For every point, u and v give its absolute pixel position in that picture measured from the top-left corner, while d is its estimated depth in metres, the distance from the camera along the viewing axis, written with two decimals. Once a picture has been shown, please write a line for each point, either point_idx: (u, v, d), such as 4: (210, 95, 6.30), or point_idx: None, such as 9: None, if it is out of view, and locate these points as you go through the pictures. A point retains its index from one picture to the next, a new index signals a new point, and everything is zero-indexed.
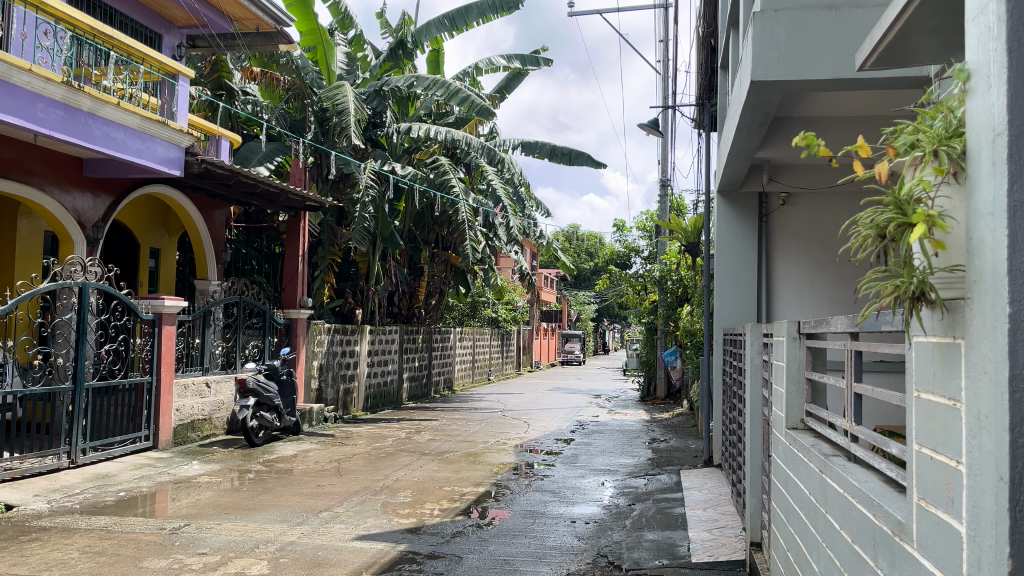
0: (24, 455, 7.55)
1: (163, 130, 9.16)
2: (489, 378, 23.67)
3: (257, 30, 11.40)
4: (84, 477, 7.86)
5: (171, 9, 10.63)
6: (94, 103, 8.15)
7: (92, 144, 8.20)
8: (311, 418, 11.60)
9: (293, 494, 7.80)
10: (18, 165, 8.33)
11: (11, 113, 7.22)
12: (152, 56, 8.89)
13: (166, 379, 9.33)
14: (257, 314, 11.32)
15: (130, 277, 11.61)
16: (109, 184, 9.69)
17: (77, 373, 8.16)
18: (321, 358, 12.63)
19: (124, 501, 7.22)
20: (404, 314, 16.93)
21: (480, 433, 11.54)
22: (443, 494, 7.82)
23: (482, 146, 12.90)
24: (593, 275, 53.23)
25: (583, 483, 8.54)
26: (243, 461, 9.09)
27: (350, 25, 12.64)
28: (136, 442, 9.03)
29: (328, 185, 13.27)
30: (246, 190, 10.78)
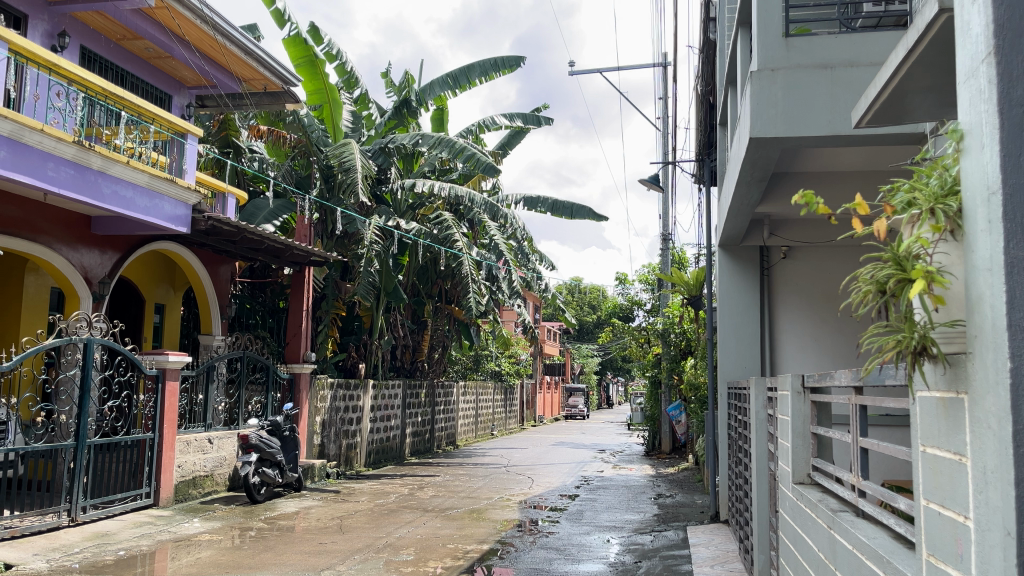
0: (23, 514, 7.50)
1: (172, 187, 9.30)
2: (493, 433, 23.46)
3: (265, 90, 11.67)
4: (85, 536, 7.79)
5: (181, 71, 10.88)
6: (105, 161, 8.30)
7: (101, 202, 8.31)
8: (314, 474, 11.48)
9: (294, 552, 7.70)
10: (26, 223, 8.42)
11: (22, 172, 7.36)
12: (161, 115, 9.08)
13: (169, 436, 9.28)
14: (260, 369, 11.31)
15: (135, 332, 11.63)
16: (117, 241, 9.79)
17: (80, 430, 8.14)
18: (324, 414, 12.56)
19: (123, 561, 7.14)
20: (408, 368, 16.81)
21: (484, 489, 11.41)
22: (446, 552, 7.72)
23: (484, 203, 13.01)
24: (597, 327, 53.15)
25: (588, 540, 8.41)
26: (245, 519, 8.97)
27: (356, 84, 12.88)
28: (137, 500, 8.94)
29: (333, 240, 13.27)
30: (252, 245, 10.87)
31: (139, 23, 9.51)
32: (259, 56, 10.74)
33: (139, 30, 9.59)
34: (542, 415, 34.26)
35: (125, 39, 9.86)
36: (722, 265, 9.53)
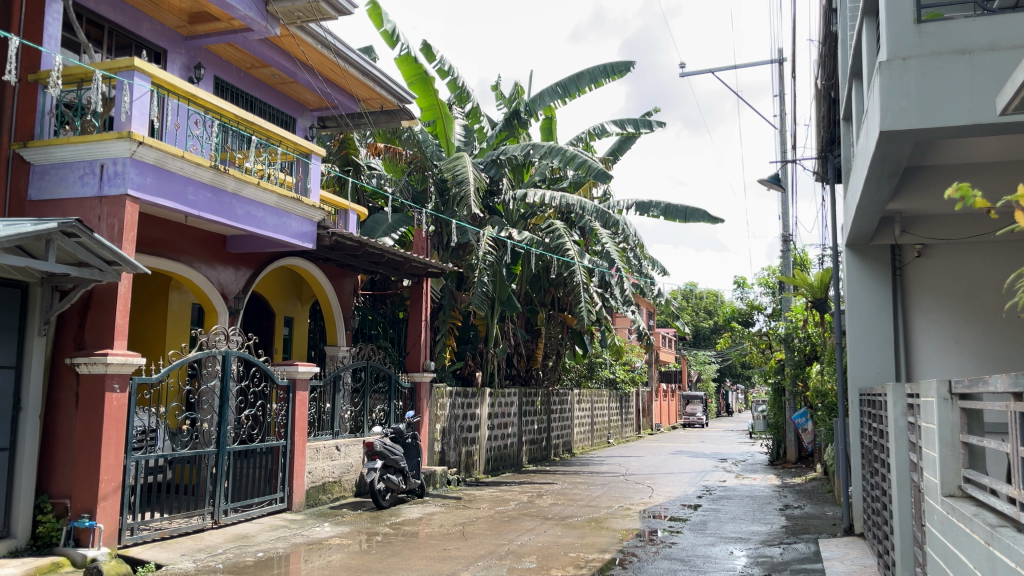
0: (172, 516, 8.11)
1: (299, 206, 9.74)
2: (609, 441, 23.25)
3: (382, 109, 12.12)
4: (227, 538, 8.29)
5: (304, 94, 11.39)
6: (239, 183, 8.78)
7: (235, 223, 8.80)
8: (435, 481, 11.71)
9: (420, 557, 7.92)
10: (170, 245, 9.01)
11: (166, 197, 7.91)
12: (287, 137, 9.53)
13: (299, 443, 9.70)
14: (383, 378, 11.67)
15: (267, 344, 12.22)
16: (250, 259, 10.35)
17: (220, 437, 8.67)
18: (444, 421, 12.80)
19: (262, 562, 7.64)
20: (523, 377, 16.83)
21: (603, 497, 11.32)
22: (568, 561, 7.73)
23: (596, 210, 12.93)
24: (712, 333, 51.82)
25: (713, 551, 8.21)
26: (372, 524, 9.26)
27: (467, 98, 13.10)
28: (272, 504, 9.38)
29: (449, 252, 13.52)
30: (373, 259, 11.25)
31: (267, 52, 10.06)
32: (376, 76, 11.15)
33: (265, 58, 10.13)
34: (658, 423, 33.68)
35: (254, 68, 10.43)
36: (850, 266, 9.04)
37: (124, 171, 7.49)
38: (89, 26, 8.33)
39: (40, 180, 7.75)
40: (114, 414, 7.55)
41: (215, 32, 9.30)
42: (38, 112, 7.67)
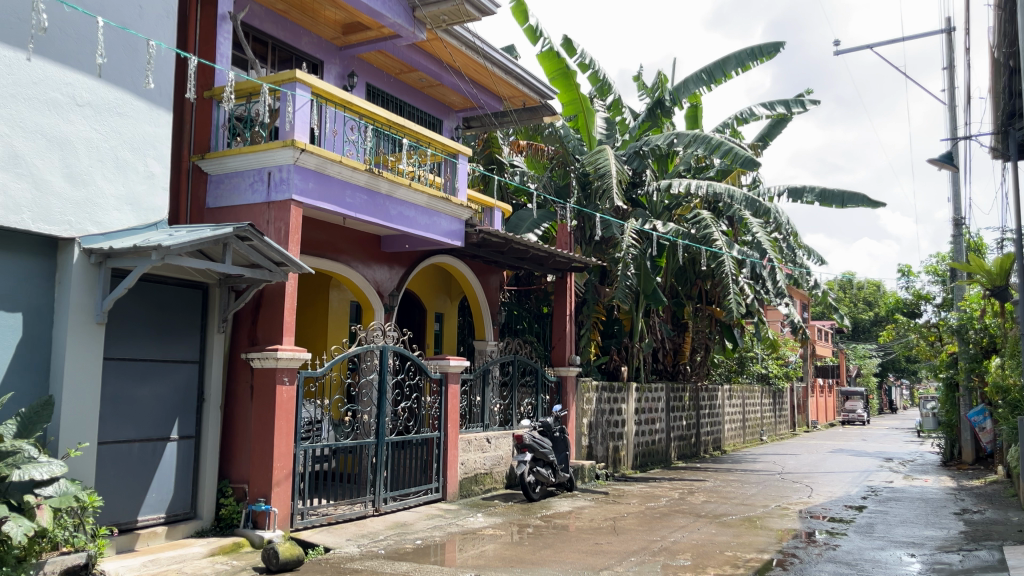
0: (337, 503, 8.57)
1: (448, 206, 10.00)
2: (762, 438, 22.44)
3: (525, 106, 12.36)
4: (387, 525, 8.67)
5: (450, 96, 11.70)
6: (392, 185, 9.11)
7: (389, 223, 9.15)
8: (584, 475, 11.73)
9: (573, 550, 7.96)
10: (330, 246, 9.50)
11: (326, 200, 8.34)
12: (436, 139, 9.79)
13: (452, 435, 10.00)
14: (530, 372, 11.81)
15: (419, 339, 12.66)
16: (403, 257, 10.74)
17: (379, 428, 9.08)
18: (591, 416, 12.79)
19: (420, 549, 7.96)
20: (670, 372, 16.53)
21: (759, 496, 10.93)
22: (725, 559, 7.53)
23: (745, 198, 12.49)
24: (874, 326, 48.68)
25: (882, 556, 7.75)
26: (523, 516, 9.40)
27: (609, 91, 13.04)
28: (428, 493, 9.71)
29: (592, 245, 13.49)
30: (518, 255, 11.41)
31: (414, 57, 10.41)
32: (518, 74, 11.33)
33: (413, 63, 10.49)
34: (816, 420, 32.08)
35: (403, 73, 10.83)
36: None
37: (289, 177, 7.96)
38: (255, 44, 8.94)
39: (216, 189, 8.40)
40: (284, 405, 8.05)
41: (367, 41, 9.75)
42: (213, 126, 8.34)
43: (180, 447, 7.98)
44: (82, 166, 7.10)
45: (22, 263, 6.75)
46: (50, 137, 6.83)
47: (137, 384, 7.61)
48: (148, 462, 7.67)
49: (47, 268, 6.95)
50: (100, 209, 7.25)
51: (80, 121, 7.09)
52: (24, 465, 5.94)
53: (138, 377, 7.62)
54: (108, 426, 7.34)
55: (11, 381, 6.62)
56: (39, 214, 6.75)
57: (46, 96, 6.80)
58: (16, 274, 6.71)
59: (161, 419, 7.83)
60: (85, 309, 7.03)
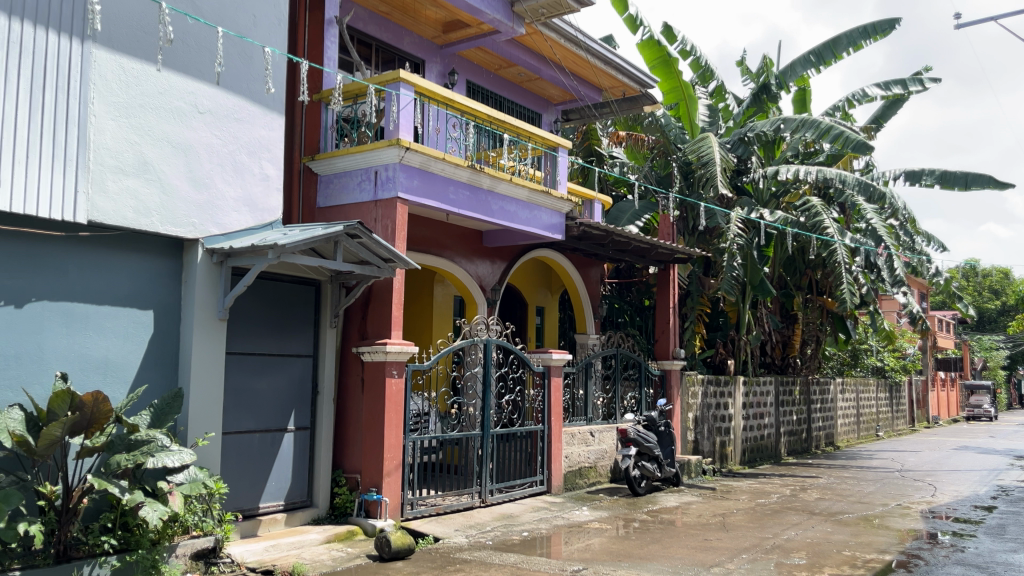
0: (445, 493, 8.73)
1: (549, 199, 9.99)
2: (879, 434, 21.48)
3: (624, 97, 12.27)
4: (494, 516, 8.78)
5: (549, 89, 11.70)
6: (493, 180, 9.19)
7: (491, 218, 9.23)
8: (691, 470, 11.55)
9: (681, 545, 7.84)
10: (434, 242, 9.67)
11: (430, 197, 8.49)
12: (536, 133, 9.80)
13: (556, 428, 10.01)
14: (633, 365, 11.71)
15: (521, 333, 12.75)
16: (504, 252, 10.83)
17: (484, 421, 9.19)
18: (696, 410, 12.57)
19: (527, 541, 8.02)
20: (779, 365, 16.05)
21: (877, 494, 10.48)
22: (843, 559, 7.25)
23: (858, 182, 11.96)
24: (999, 316, 45.72)
25: (1017, 559, 7.28)
26: (629, 510, 9.32)
27: (711, 77, 12.78)
28: (533, 486, 9.77)
29: (696, 236, 13.22)
30: (620, 248, 11.32)
31: (513, 52, 10.46)
32: (618, 64, 11.23)
33: (512, 58, 10.53)
34: (937, 416, 30.42)
35: (502, 68, 10.89)
36: None
37: (395, 176, 8.15)
38: (359, 46, 9.16)
39: (326, 189, 8.68)
40: (393, 397, 8.26)
41: (467, 38, 9.86)
42: (322, 128, 8.60)
43: (297, 438, 8.31)
44: (204, 170, 7.49)
45: (152, 263, 7.17)
46: (175, 144, 7.25)
47: (257, 377, 7.97)
48: (268, 452, 8.03)
49: (174, 268, 7.36)
50: (221, 211, 7.63)
51: (202, 127, 7.48)
52: (158, 453, 6.29)
53: (257, 370, 7.98)
54: (231, 416, 7.72)
55: (144, 374, 7.05)
56: (167, 216, 7.16)
57: (171, 105, 7.23)
58: (147, 273, 7.13)
59: (279, 410, 8.17)
60: (209, 305, 7.41)
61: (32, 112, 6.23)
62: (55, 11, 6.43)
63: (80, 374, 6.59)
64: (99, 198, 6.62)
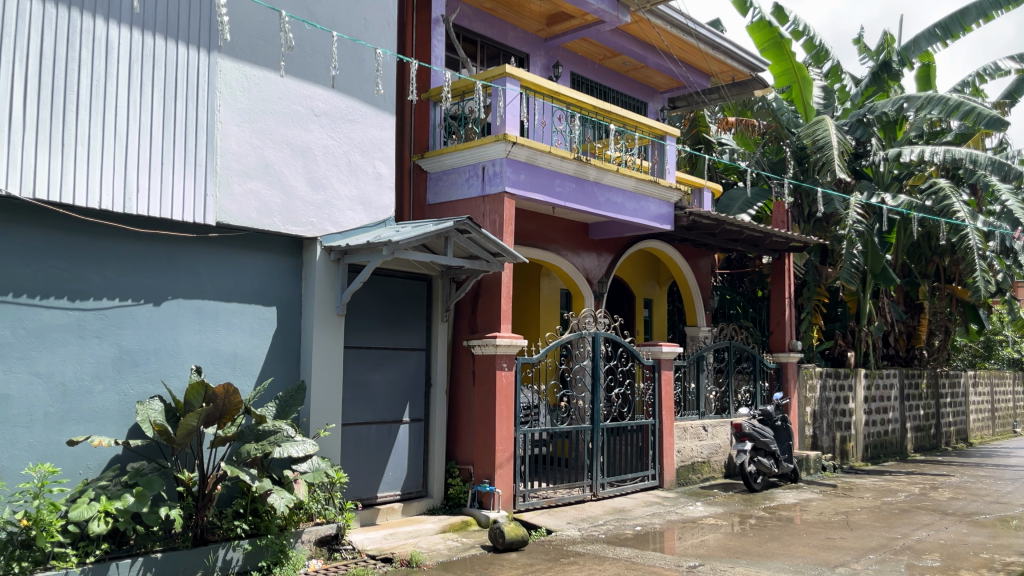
0: (556, 486, 8.74)
1: (656, 189, 9.84)
2: (1016, 431, 20.12)
3: (733, 82, 11.94)
4: (606, 510, 8.73)
5: (654, 78, 11.52)
6: (600, 171, 9.11)
7: (598, 210, 9.17)
8: (809, 466, 11.15)
9: (802, 544, 7.57)
10: (541, 235, 9.69)
11: (537, 191, 8.52)
12: (643, 122, 9.66)
13: (667, 422, 9.87)
14: (747, 358, 11.39)
15: (629, 325, 12.63)
16: (611, 244, 10.75)
17: (594, 414, 9.15)
18: (815, 405, 12.13)
19: (640, 535, 7.93)
20: (904, 357, 15.30)
21: (1017, 494, 9.81)
22: (981, 562, 6.83)
23: (991, 162, 11.24)
24: None
25: None
26: (745, 507, 9.08)
27: (825, 57, 12.25)
28: (645, 480, 9.67)
29: (812, 223, 12.71)
30: (732, 237, 11.07)
31: (618, 41, 10.35)
32: (727, 48, 10.93)
33: (617, 48, 10.43)
34: None
35: (606, 58, 10.80)
36: None
37: (502, 171, 8.20)
38: (465, 43, 9.33)
39: (436, 186, 8.85)
40: (504, 389, 8.33)
41: (571, 29, 9.82)
42: (431, 125, 8.83)
43: (412, 429, 8.51)
44: (321, 171, 7.76)
45: (275, 261, 7.49)
46: (294, 146, 7.54)
47: (373, 370, 8.21)
48: (385, 442, 8.26)
49: (295, 265, 7.66)
50: (337, 210, 7.89)
51: (318, 130, 7.75)
52: (283, 443, 6.52)
53: (373, 363, 8.22)
54: (350, 408, 7.98)
55: (270, 367, 7.39)
56: (287, 216, 7.46)
57: (290, 109, 7.52)
58: (270, 271, 7.44)
59: (394, 402, 8.39)
60: (327, 301, 7.67)
61: (165, 122, 6.64)
62: (184, 25, 6.82)
63: (212, 367, 6.96)
64: (225, 201, 6.97)
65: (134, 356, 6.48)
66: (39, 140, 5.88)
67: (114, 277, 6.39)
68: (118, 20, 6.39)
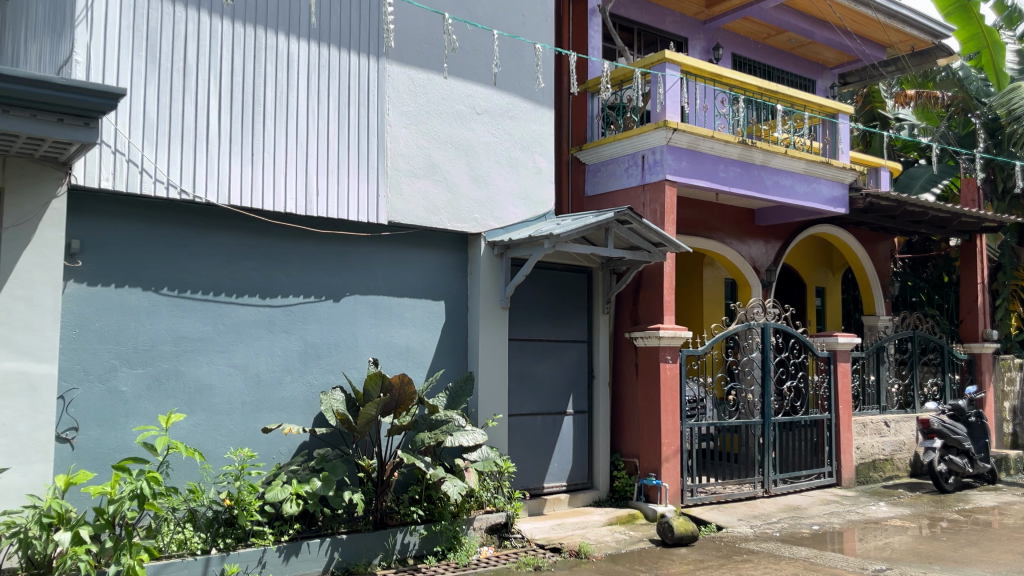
0: (725, 481, 8.48)
1: (829, 170, 9.31)
2: None
3: (912, 52, 11.14)
4: (780, 507, 8.39)
5: (823, 53, 10.93)
6: (766, 155, 8.74)
7: (766, 194, 8.80)
8: (1009, 467, 10.21)
9: (1006, 550, 6.93)
10: (703, 223, 9.43)
11: (701, 177, 8.29)
12: (812, 100, 9.17)
13: (845, 417, 9.37)
14: (934, 349, 10.57)
15: (800, 315, 12.09)
16: (779, 230, 10.29)
17: (765, 409, 8.81)
18: (1014, 400, 11.10)
19: (818, 535, 7.55)
20: None
21: None
22: None
23: None
24: None
25: None
26: (936, 508, 8.44)
27: (1018, 18, 11.22)
28: (821, 478, 9.21)
29: (1008, 200, 11.62)
30: (914, 218, 10.35)
31: (783, 17, 9.90)
32: (905, 16, 10.18)
33: (782, 24, 9.98)
34: None
35: (771, 37, 10.37)
36: None
37: (663, 158, 8.04)
38: (622, 32, 9.27)
39: (595, 177, 8.82)
40: (669, 382, 8.19)
41: (733, 9, 9.49)
42: (589, 116, 8.82)
43: (576, 421, 8.54)
44: (484, 168, 7.93)
45: (443, 257, 7.74)
46: (458, 145, 7.75)
47: (536, 362, 8.31)
48: (550, 434, 8.35)
49: (461, 261, 7.87)
50: (500, 206, 8.03)
51: (481, 128, 7.92)
52: (454, 432, 6.71)
53: (536, 356, 8.31)
54: (515, 400, 8.12)
55: (440, 359, 7.64)
56: (454, 213, 7.68)
57: (453, 108, 7.73)
58: (438, 267, 7.70)
59: (559, 394, 8.45)
60: (492, 295, 7.82)
61: (341, 128, 7.02)
62: (356, 35, 7.18)
63: (388, 360, 7.30)
64: (397, 200, 7.28)
65: (318, 349, 6.90)
66: (233, 151, 6.41)
67: (300, 276, 6.83)
68: (298, 34, 6.83)
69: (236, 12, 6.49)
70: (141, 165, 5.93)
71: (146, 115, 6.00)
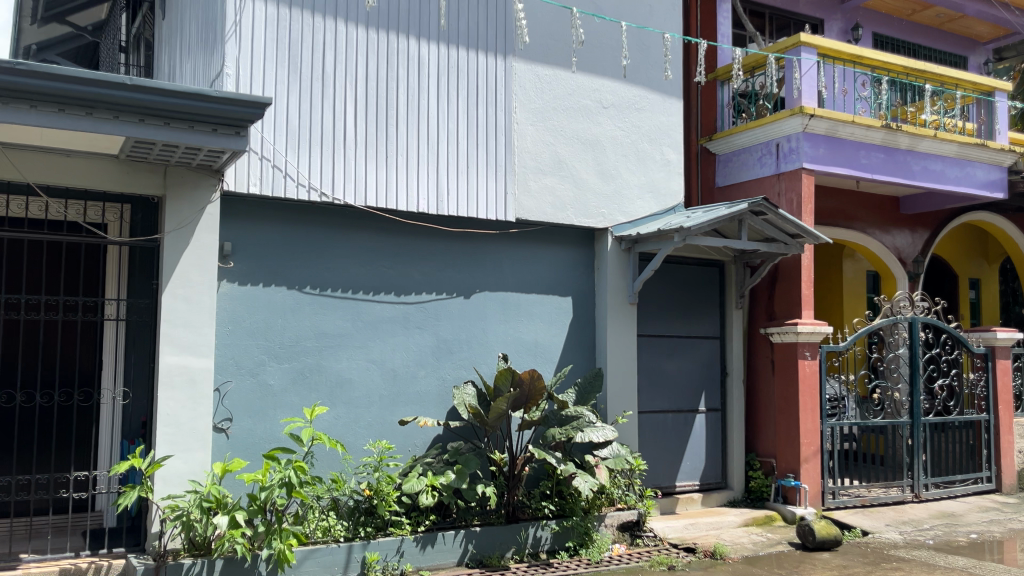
0: (870, 485, 8.03)
1: (984, 152, 8.66)
2: None
3: None
4: (932, 514, 7.87)
5: (976, 27, 10.18)
6: (913, 138, 8.22)
7: (912, 180, 8.28)
8: None
9: None
10: (843, 213, 8.98)
11: (841, 164, 7.91)
12: (965, 78, 8.55)
13: (1004, 418, 8.79)
14: None
15: (951, 309, 11.33)
16: (927, 219, 9.69)
17: (914, 408, 8.29)
18: None
19: (977, 544, 7.03)
20: None
21: None
22: None
23: None
24: None
25: None
26: None
27: None
28: (979, 483, 8.62)
29: None
30: None
31: None
32: None
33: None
34: None
35: (916, 13, 9.76)
36: None
37: (799, 146, 7.71)
38: (753, 17, 8.98)
39: (725, 168, 8.58)
40: (807, 380, 7.85)
41: None
42: (718, 106, 8.58)
43: (709, 419, 8.33)
44: (611, 163, 7.86)
45: (570, 253, 7.73)
46: (585, 139, 7.71)
47: (666, 358, 8.17)
48: (682, 432, 8.18)
49: (588, 256, 7.85)
50: (627, 200, 7.93)
51: (608, 122, 7.86)
52: (586, 428, 6.69)
53: (666, 352, 8.17)
54: (645, 397, 8.02)
55: (569, 355, 7.65)
56: (583, 209, 7.66)
57: (580, 103, 7.70)
58: (566, 263, 7.70)
59: (690, 391, 8.27)
60: (620, 290, 7.74)
61: (470, 128, 7.14)
62: (484, 35, 7.28)
63: (518, 355, 7.37)
64: (525, 197, 7.33)
65: (450, 345, 7.05)
66: (368, 154, 6.64)
67: (433, 273, 7.00)
68: (427, 38, 6.99)
69: (370, 19, 6.72)
70: (285, 170, 6.25)
71: (288, 122, 6.31)
